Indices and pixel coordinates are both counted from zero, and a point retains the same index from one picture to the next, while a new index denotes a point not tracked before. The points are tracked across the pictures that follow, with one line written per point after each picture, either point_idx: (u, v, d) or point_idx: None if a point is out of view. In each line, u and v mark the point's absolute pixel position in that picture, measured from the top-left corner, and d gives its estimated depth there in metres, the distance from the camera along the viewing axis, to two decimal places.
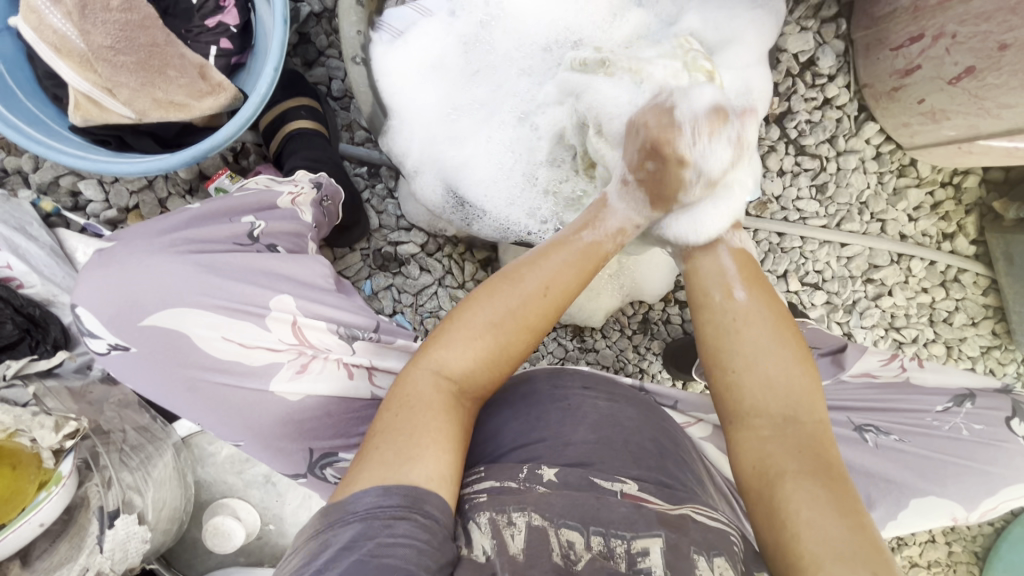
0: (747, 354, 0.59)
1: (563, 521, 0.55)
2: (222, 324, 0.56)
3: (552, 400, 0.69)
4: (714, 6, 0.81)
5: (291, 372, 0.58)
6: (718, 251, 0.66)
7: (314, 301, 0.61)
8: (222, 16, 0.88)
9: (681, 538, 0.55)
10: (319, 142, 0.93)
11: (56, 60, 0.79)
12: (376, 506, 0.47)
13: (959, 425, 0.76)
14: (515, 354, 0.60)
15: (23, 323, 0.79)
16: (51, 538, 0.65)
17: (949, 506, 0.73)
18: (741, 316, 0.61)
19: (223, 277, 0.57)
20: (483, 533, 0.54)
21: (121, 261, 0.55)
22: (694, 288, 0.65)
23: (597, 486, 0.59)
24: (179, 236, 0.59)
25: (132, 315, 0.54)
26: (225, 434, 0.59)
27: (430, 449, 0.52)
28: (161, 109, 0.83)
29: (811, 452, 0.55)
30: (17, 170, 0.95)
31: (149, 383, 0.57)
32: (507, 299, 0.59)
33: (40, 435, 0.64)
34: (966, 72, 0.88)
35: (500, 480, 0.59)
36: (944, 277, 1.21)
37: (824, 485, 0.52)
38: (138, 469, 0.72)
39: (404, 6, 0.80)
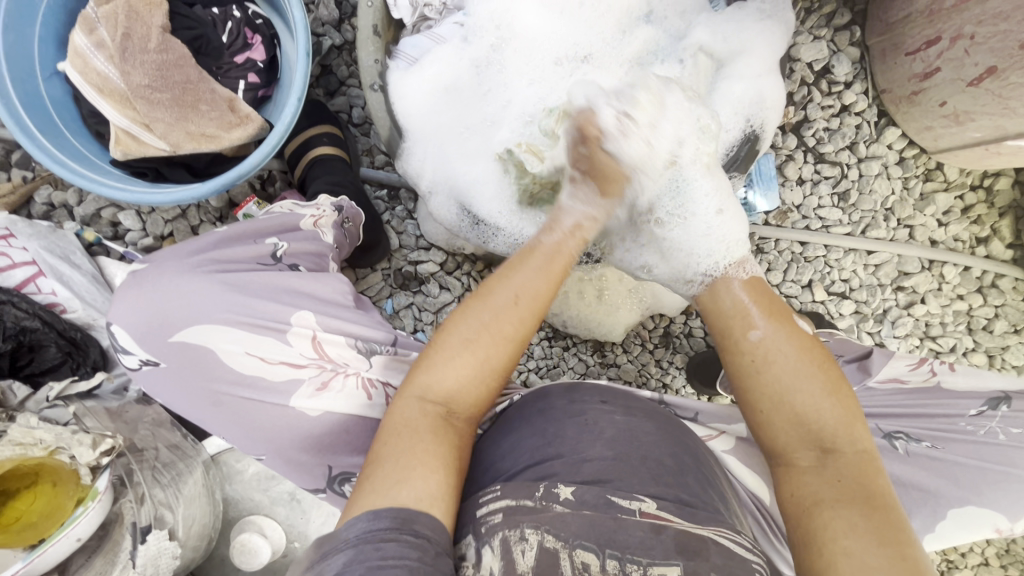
0: (773, 386, 0.62)
1: (579, 541, 0.55)
2: (245, 339, 0.59)
3: (568, 415, 0.69)
4: (722, 19, 0.83)
5: (311, 389, 0.59)
6: (731, 285, 0.71)
7: (334, 317, 0.62)
8: (251, 52, 0.93)
9: (700, 563, 0.55)
10: (340, 167, 0.97)
11: (99, 100, 0.86)
12: (368, 530, 0.48)
13: (994, 429, 0.72)
14: (498, 364, 0.62)
15: (65, 346, 0.83)
16: (87, 553, 0.66)
17: (991, 516, 0.69)
18: (763, 350, 0.64)
19: (247, 295, 0.60)
20: (494, 555, 0.54)
21: (152, 281, 0.58)
22: (719, 325, 0.69)
23: (613, 504, 0.58)
24: (205, 257, 0.62)
25: (161, 332, 0.57)
26: (249, 447, 0.61)
27: (417, 471, 0.54)
28: (193, 141, 0.87)
29: (853, 484, 0.57)
30: (63, 205, 1.02)
31: (178, 397, 0.60)
32: (478, 315, 0.62)
33: (79, 452, 0.67)
34: (988, 73, 0.86)
35: (515, 499, 0.58)
36: (980, 283, 1.17)
37: (862, 513, 0.54)
38: (170, 485, 0.74)
39: (420, 33, 0.82)
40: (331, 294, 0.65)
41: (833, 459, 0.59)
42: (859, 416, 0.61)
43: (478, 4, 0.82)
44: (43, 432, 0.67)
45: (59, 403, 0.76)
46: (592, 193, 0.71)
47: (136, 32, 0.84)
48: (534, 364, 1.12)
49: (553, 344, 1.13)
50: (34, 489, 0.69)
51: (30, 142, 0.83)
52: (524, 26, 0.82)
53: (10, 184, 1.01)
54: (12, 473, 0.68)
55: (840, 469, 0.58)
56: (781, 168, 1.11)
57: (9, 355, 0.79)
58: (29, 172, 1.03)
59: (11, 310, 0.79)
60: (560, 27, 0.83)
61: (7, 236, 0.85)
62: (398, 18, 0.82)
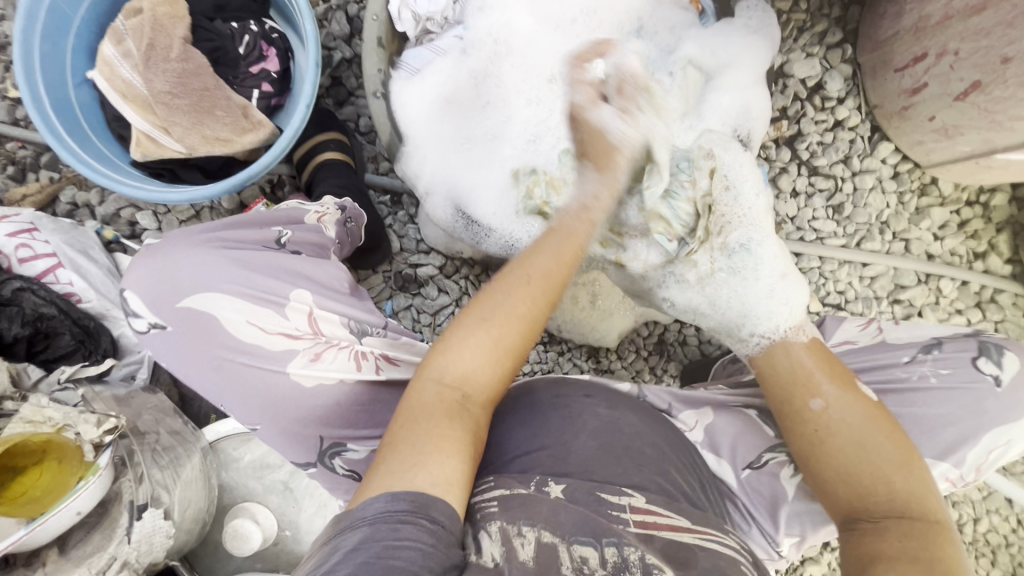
0: (839, 456, 0.62)
1: (575, 537, 0.56)
2: (245, 309, 0.61)
3: (553, 408, 0.71)
4: (711, 35, 0.87)
5: (306, 358, 0.61)
6: (795, 350, 0.71)
7: (330, 298, 0.65)
8: (265, 63, 0.99)
9: (688, 568, 0.56)
10: (346, 170, 1.01)
11: (123, 105, 0.92)
12: (384, 511, 0.51)
13: (926, 374, 0.74)
14: (514, 345, 0.62)
15: (79, 334, 0.87)
16: (87, 529, 0.70)
17: (938, 468, 0.71)
18: (828, 420, 0.64)
19: (252, 270, 0.62)
20: (493, 542, 0.55)
21: (165, 251, 0.61)
22: (778, 386, 0.69)
23: (604, 501, 0.61)
24: (213, 234, 0.65)
25: (170, 298, 0.60)
26: (245, 416, 0.63)
27: (433, 456, 0.55)
28: (208, 144, 0.93)
29: (921, 548, 0.56)
30: (86, 204, 1.09)
31: (180, 362, 0.62)
32: (497, 299, 0.62)
33: (83, 429, 0.71)
34: (972, 87, 0.88)
35: (509, 489, 0.60)
36: (979, 297, 1.17)
37: (925, 573, 0.53)
38: (168, 467, 0.77)
39: (422, 47, 0.87)
40: (331, 279, 0.68)
41: (898, 522, 0.58)
42: (932, 490, 0.61)
43: (477, 20, 0.86)
44: (52, 410, 0.71)
45: (69, 388, 0.80)
46: (590, 166, 0.71)
47: (160, 42, 0.91)
48: (529, 368, 1.14)
49: (548, 349, 1.14)
50: (40, 466, 0.72)
51: (58, 142, 0.89)
52: (519, 40, 0.86)
53: (38, 184, 1.07)
54: (20, 450, 0.72)
55: (907, 534, 0.57)
56: (775, 180, 1.13)
57: (27, 340, 0.83)
58: (56, 173, 1.09)
59: (30, 298, 0.84)
60: (555, 42, 0.86)
61: (31, 230, 0.90)
62: (402, 32, 0.88)
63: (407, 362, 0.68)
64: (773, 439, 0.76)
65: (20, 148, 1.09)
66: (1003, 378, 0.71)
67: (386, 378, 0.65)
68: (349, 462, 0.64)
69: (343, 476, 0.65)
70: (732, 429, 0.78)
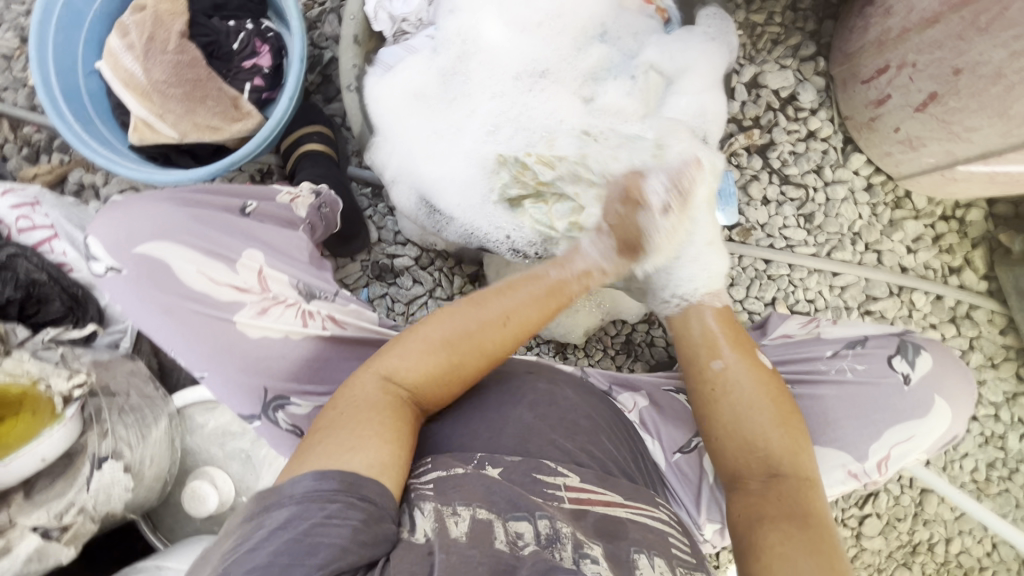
0: (729, 415, 0.69)
1: (511, 514, 0.53)
2: (199, 261, 0.64)
3: (496, 386, 0.71)
4: (671, 40, 0.91)
5: (253, 312, 0.65)
6: (703, 313, 0.76)
7: (283, 262, 0.70)
8: (258, 59, 1.06)
9: (620, 544, 0.54)
10: (325, 160, 1.07)
11: (124, 92, 1.00)
12: (313, 489, 0.48)
13: (844, 368, 0.81)
14: (466, 374, 0.63)
15: (67, 300, 0.93)
16: (52, 476, 0.75)
17: (838, 456, 0.78)
18: (724, 379, 0.71)
19: (208, 227, 0.66)
20: (427, 518, 0.52)
21: (128, 202, 0.65)
22: (687, 350, 0.75)
23: (539, 481, 0.59)
24: (178, 193, 0.68)
25: (127, 244, 0.63)
26: (192, 363, 0.65)
27: (372, 441, 0.54)
28: (198, 131, 1.00)
29: (795, 502, 0.62)
30: (91, 185, 1.17)
31: (133, 307, 0.65)
32: (462, 317, 0.64)
33: (55, 381, 0.76)
34: (930, 98, 0.89)
35: (447, 470, 0.58)
36: (954, 313, 1.16)
37: (801, 530, 0.59)
38: (133, 425, 0.82)
39: (396, 45, 0.93)
40: (290, 246, 0.72)
41: (779, 482, 0.64)
42: (806, 450, 0.67)
43: (448, 21, 0.92)
44: (30, 364, 0.77)
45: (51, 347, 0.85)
46: (613, 249, 0.72)
47: (159, 36, 0.98)
48: None
49: (517, 343, 1.17)
50: (15, 417, 0.76)
51: (63, 125, 0.96)
52: (488, 43, 0.92)
53: (49, 165, 1.16)
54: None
55: (783, 492, 0.63)
56: (746, 187, 1.15)
57: (18, 304, 0.89)
58: (66, 156, 1.18)
59: (23, 263, 0.90)
60: (522, 46, 0.92)
61: (33, 204, 0.97)
62: (380, 31, 0.95)
63: (353, 325, 0.72)
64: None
65: (35, 132, 1.19)
66: (913, 375, 0.78)
67: (330, 336, 0.70)
68: (293, 417, 0.67)
69: (284, 431, 0.67)
70: (667, 413, 0.83)
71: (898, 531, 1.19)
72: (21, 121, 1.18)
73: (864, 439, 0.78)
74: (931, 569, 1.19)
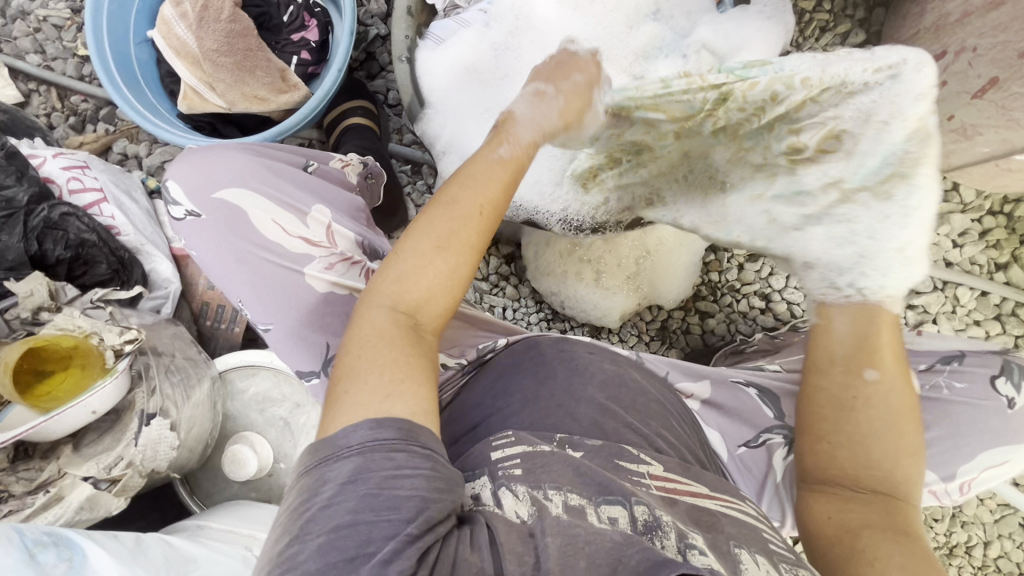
0: (858, 429, 0.64)
1: (603, 497, 0.50)
2: (272, 210, 0.65)
3: (559, 360, 0.70)
4: (726, 18, 0.89)
5: (321, 266, 0.65)
6: (834, 316, 0.70)
7: (348, 221, 0.71)
8: (306, 32, 1.07)
9: (718, 536, 0.52)
10: (369, 134, 1.08)
11: (175, 61, 1.01)
12: (372, 439, 0.46)
13: (939, 384, 0.79)
14: (464, 274, 0.57)
15: (114, 263, 0.94)
16: (99, 432, 0.76)
17: (925, 473, 0.76)
18: (867, 394, 0.64)
19: (283, 179, 0.68)
20: (518, 500, 0.49)
21: (207, 151, 0.67)
22: (826, 352, 0.68)
23: (622, 468, 0.56)
24: (252, 146, 0.70)
25: (208, 190, 0.65)
26: (257, 313, 0.65)
27: (405, 385, 0.50)
28: (247, 101, 1.01)
29: (898, 519, 0.60)
30: (134, 156, 1.18)
31: (206, 252, 0.65)
32: (439, 217, 0.57)
33: (107, 336, 0.77)
34: (989, 84, 0.88)
35: (531, 446, 0.55)
36: (999, 310, 1.14)
37: (910, 544, 0.56)
38: (179, 385, 0.82)
39: (448, 19, 0.93)
40: (350, 206, 0.74)
41: (884, 499, 0.62)
42: (915, 478, 0.64)
43: None
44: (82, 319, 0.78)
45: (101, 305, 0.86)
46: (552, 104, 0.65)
47: (212, 5, 0.99)
48: None
49: (551, 326, 1.17)
50: (67, 370, 0.79)
51: (116, 91, 0.98)
52: (541, 20, 0.92)
53: (95, 134, 1.18)
54: (50, 354, 0.79)
55: (891, 510, 0.60)
56: None
57: (67, 263, 0.90)
58: (112, 126, 1.20)
59: (75, 223, 0.90)
60: (574, 25, 0.91)
61: (83, 167, 0.98)
62: (432, 4, 0.96)
63: None
64: (771, 421, 0.79)
65: (82, 102, 1.20)
66: (1017, 402, 0.76)
67: None
68: None
69: None
70: (732, 407, 0.81)
71: (935, 532, 1.16)
72: (69, 91, 1.20)
73: (920, 429, 0.76)
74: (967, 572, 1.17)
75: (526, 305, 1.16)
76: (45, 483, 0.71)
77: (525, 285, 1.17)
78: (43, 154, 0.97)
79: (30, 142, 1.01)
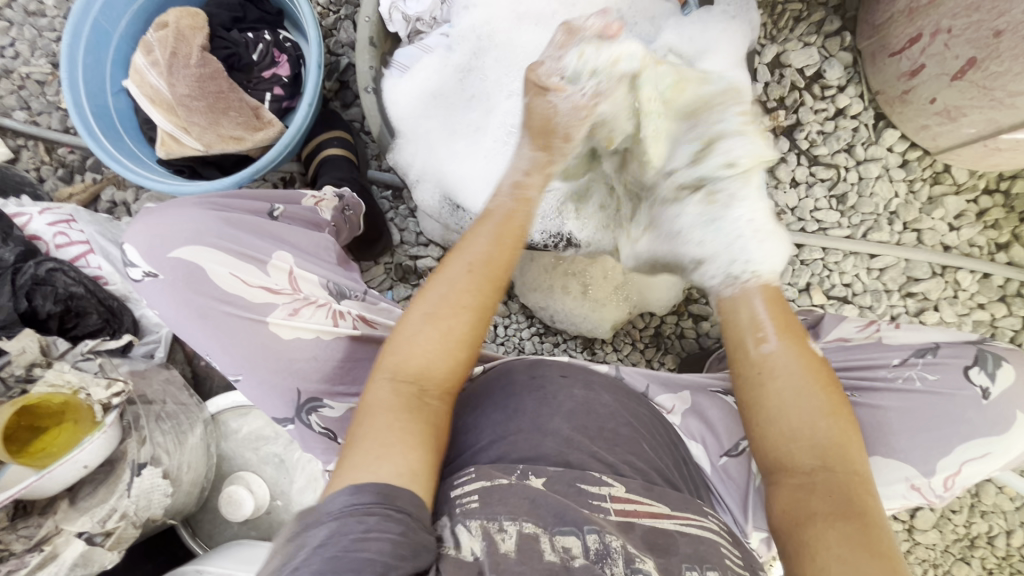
0: (777, 402, 0.64)
1: (557, 527, 0.55)
2: (231, 263, 0.66)
3: (529, 389, 0.70)
4: (689, 21, 0.89)
5: (285, 313, 0.66)
6: (753, 302, 0.70)
7: (310, 263, 0.71)
8: (277, 69, 1.08)
9: (671, 558, 0.56)
10: (346, 165, 1.08)
11: (151, 109, 1.02)
12: (350, 504, 0.49)
13: (913, 377, 0.77)
14: (468, 335, 0.63)
15: (104, 313, 0.95)
16: (95, 484, 0.77)
17: (901, 469, 0.75)
18: (771, 364, 0.66)
19: (238, 230, 0.68)
20: (472, 537, 0.53)
21: (160, 211, 0.66)
22: (730, 336, 0.69)
23: (584, 492, 0.60)
24: (209, 199, 0.70)
25: (163, 249, 0.64)
26: (226, 366, 0.66)
27: (398, 449, 0.55)
28: (223, 142, 1.02)
29: (842, 496, 0.59)
30: (122, 202, 1.21)
31: (168, 310, 0.65)
32: (445, 289, 0.63)
33: (94, 390, 0.78)
34: (969, 64, 0.86)
35: (489, 480, 0.59)
36: (1003, 291, 1.10)
37: (856, 528, 0.57)
38: (170, 432, 0.83)
39: (411, 45, 0.94)
40: (315, 247, 0.74)
41: (824, 474, 0.61)
42: (855, 441, 0.63)
43: (462, 19, 0.93)
44: (70, 374, 0.79)
45: (91, 357, 0.87)
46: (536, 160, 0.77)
47: (182, 51, 1.01)
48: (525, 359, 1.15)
49: (544, 340, 1.16)
50: (60, 426, 0.80)
51: (95, 143, 0.99)
52: (504, 38, 0.92)
53: (83, 185, 1.20)
54: (45, 410, 0.80)
55: (831, 485, 0.60)
56: (773, 170, 1.11)
57: (58, 317, 0.91)
58: (99, 175, 1.22)
59: (62, 277, 0.91)
60: (538, 39, 0.91)
61: (69, 220, 0.99)
62: (394, 32, 0.96)
63: (383, 325, 0.74)
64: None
65: (69, 153, 1.23)
66: (992, 390, 0.73)
67: (361, 335, 0.71)
68: (325, 419, 0.69)
69: (316, 433, 0.69)
70: (707, 414, 0.82)
71: (954, 523, 1.13)
72: (55, 144, 1.23)
73: (914, 436, 0.74)
74: (992, 563, 1.13)
75: (517, 320, 1.16)
76: (43, 540, 0.72)
77: (515, 301, 1.16)
78: (29, 212, 0.98)
79: (17, 200, 1.03)
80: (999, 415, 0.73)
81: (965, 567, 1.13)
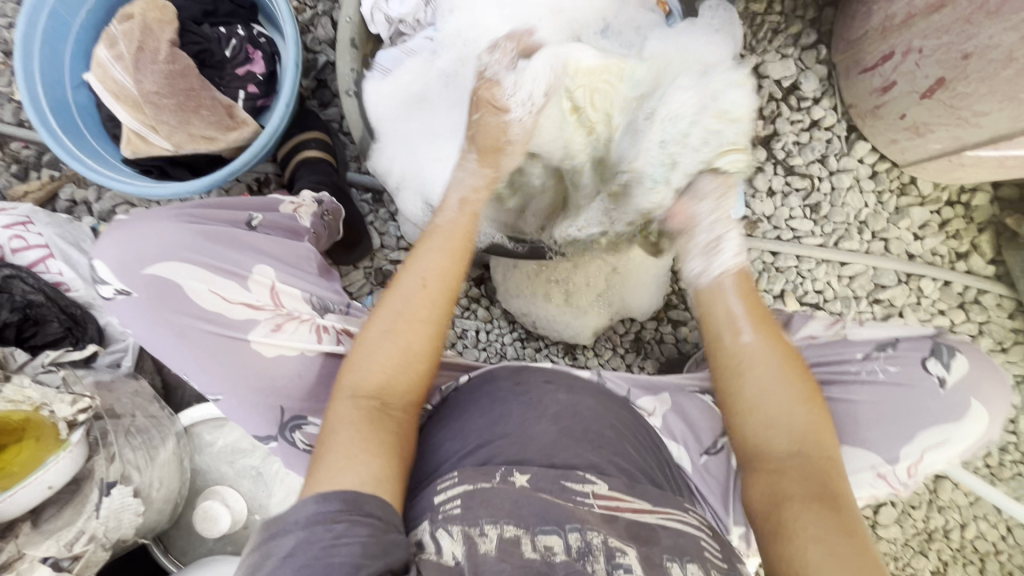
0: (752, 398, 0.66)
1: (539, 527, 0.55)
2: (209, 279, 0.64)
3: (515, 395, 0.70)
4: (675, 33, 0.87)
5: (267, 329, 0.65)
6: (727, 296, 0.71)
7: (291, 275, 0.69)
8: (251, 66, 1.04)
9: (653, 549, 0.57)
10: (325, 167, 1.05)
11: (115, 105, 0.97)
12: (315, 513, 0.49)
13: (875, 369, 0.81)
14: (423, 349, 0.63)
15: (66, 320, 0.90)
16: (60, 504, 0.74)
17: (867, 456, 0.78)
18: (748, 357, 0.67)
19: (214, 243, 0.65)
20: (454, 540, 0.53)
21: (132, 224, 0.63)
22: (709, 326, 0.71)
23: (568, 488, 0.61)
24: (186, 210, 0.67)
25: (135, 265, 0.61)
26: (205, 386, 0.65)
27: (362, 458, 0.55)
28: (194, 142, 0.97)
29: (814, 480, 0.61)
30: (83, 201, 1.14)
31: (143, 326, 0.63)
32: (394, 304, 0.64)
33: (58, 407, 0.73)
34: (937, 84, 0.90)
35: (473, 484, 0.58)
36: (962, 299, 1.15)
37: (828, 509, 0.58)
38: (140, 448, 0.80)
39: (394, 48, 0.94)
40: (296, 257, 0.71)
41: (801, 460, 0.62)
42: (828, 429, 0.65)
43: (448, 23, 0.92)
44: (31, 389, 0.74)
45: (54, 369, 0.82)
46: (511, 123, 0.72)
47: (150, 45, 0.96)
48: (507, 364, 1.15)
49: (525, 346, 1.16)
50: (19, 443, 0.75)
51: (54, 140, 0.93)
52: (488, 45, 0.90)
53: (39, 182, 1.13)
54: (2, 426, 0.76)
55: (808, 471, 0.62)
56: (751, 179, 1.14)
57: (16, 326, 0.87)
58: (57, 171, 1.15)
59: (19, 284, 0.86)
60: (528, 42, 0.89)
61: (26, 222, 0.93)
62: (376, 33, 0.95)
63: None
64: None
65: (23, 148, 1.15)
66: (948, 379, 0.78)
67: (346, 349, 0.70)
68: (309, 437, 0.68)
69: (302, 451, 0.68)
70: (688, 415, 0.84)
71: (913, 518, 1.19)
72: (8, 137, 1.15)
73: (886, 443, 0.78)
74: (947, 556, 1.19)
75: (499, 325, 1.15)
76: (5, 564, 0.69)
77: (496, 306, 1.16)
78: None
79: None
80: (957, 402, 0.77)
81: (923, 559, 1.19)
